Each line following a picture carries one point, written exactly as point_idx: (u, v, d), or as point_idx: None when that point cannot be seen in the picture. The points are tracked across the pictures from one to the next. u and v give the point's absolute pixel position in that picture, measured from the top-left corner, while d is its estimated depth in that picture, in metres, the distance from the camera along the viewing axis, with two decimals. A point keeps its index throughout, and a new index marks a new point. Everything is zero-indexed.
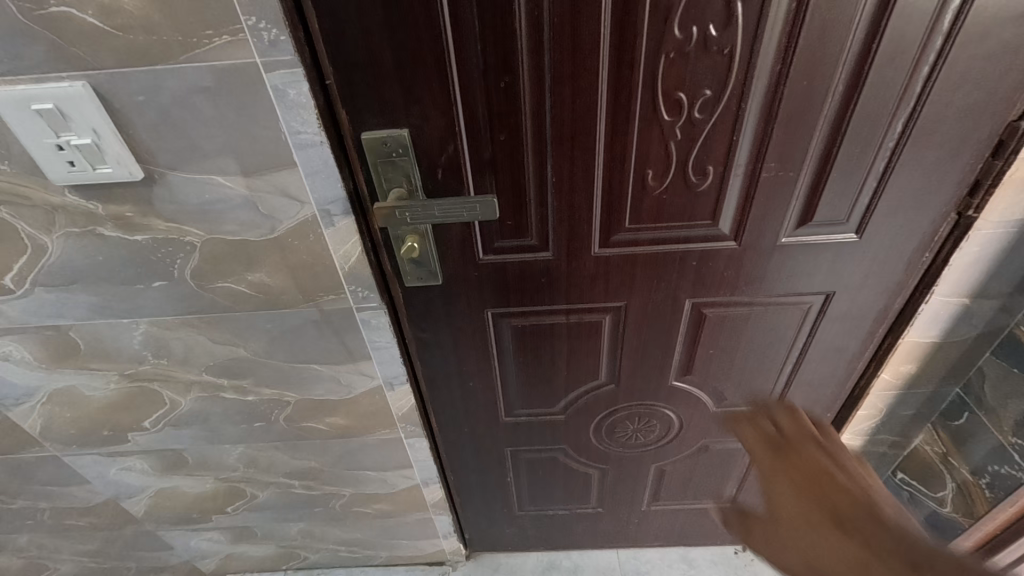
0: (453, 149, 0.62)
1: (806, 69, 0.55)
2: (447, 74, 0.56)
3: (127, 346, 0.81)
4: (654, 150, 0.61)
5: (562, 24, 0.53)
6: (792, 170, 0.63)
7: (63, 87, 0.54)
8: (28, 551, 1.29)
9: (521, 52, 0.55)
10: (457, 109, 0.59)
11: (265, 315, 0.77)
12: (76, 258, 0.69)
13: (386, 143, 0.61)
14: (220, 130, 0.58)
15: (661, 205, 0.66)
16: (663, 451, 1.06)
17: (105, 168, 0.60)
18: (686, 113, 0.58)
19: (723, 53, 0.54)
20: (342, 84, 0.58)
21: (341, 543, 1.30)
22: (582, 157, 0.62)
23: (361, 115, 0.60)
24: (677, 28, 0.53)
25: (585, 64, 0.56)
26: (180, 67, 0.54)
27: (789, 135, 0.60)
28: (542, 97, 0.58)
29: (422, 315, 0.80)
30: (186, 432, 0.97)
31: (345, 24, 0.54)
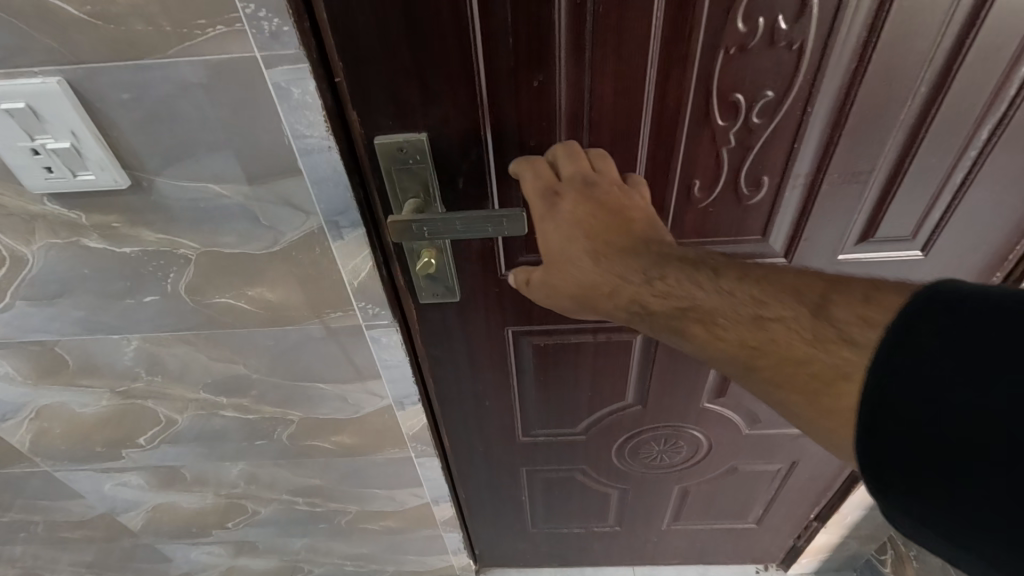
0: (477, 156, 0.55)
1: (885, 68, 0.48)
2: (472, 71, 0.50)
3: (118, 363, 0.75)
4: (704, 160, 0.54)
5: (607, 15, 0.46)
6: (857, 182, 0.56)
7: (36, 84, 0.47)
8: (24, 560, 1.25)
9: (559, 47, 0.48)
10: (482, 111, 0.52)
11: (267, 332, 0.71)
12: (59, 271, 0.63)
13: (402, 148, 0.54)
14: (215, 132, 0.52)
15: (706, 219, 0.59)
16: (689, 472, 1.00)
17: (87, 174, 0.53)
18: (743, 118, 0.51)
19: (791, 49, 0.47)
20: (353, 82, 0.51)
21: (346, 558, 1.25)
22: (621, 166, 0.55)
23: (374, 117, 0.53)
24: (740, 20, 0.46)
25: (631, 62, 0.49)
26: (169, 62, 0.47)
27: (858, 143, 0.53)
28: (579, 97, 0.51)
29: (436, 332, 0.74)
30: (184, 449, 0.92)
31: (355, 14, 0.47)
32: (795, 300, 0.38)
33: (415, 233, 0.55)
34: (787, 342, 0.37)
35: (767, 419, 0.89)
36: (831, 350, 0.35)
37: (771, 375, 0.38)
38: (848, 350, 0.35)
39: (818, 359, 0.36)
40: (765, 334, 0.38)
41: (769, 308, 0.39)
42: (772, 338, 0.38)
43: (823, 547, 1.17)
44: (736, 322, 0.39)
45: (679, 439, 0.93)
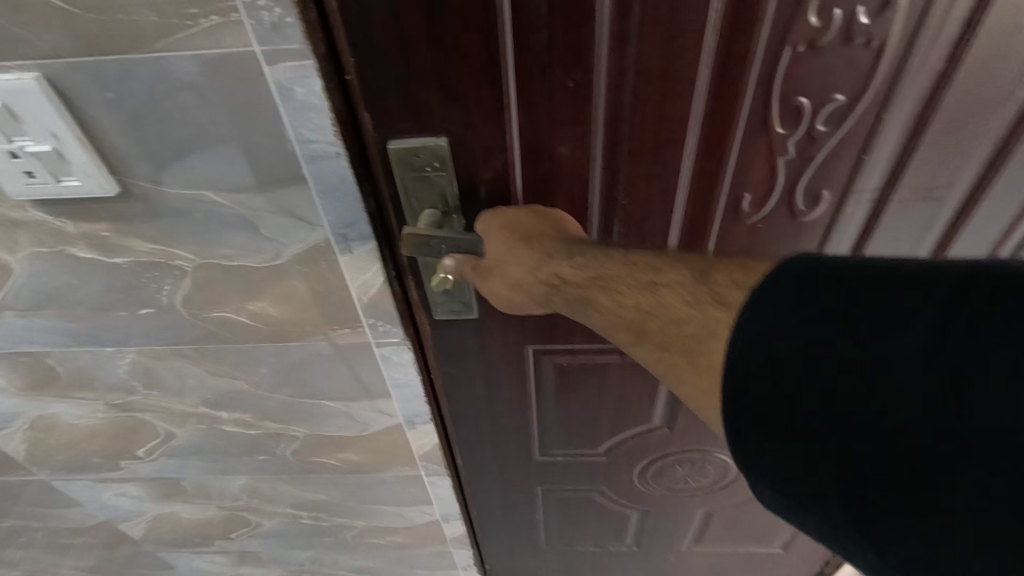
0: (503, 164, 0.49)
1: (978, 70, 0.44)
2: (501, 69, 0.44)
3: (113, 376, 0.71)
4: (760, 171, 0.48)
5: (659, 7, 0.41)
6: (932, 196, 0.51)
7: (11, 80, 0.42)
8: (26, 563, 1.22)
9: (602, 43, 0.42)
10: (511, 115, 0.46)
11: (269, 347, 0.66)
12: (47, 281, 0.58)
13: (419, 154, 0.48)
14: (210, 135, 0.47)
15: (754, 239, 0.53)
16: (716, 495, 0.94)
17: (72, 180, 0.48)
18: (808, 125, 0.46)
19: (870, 46, 0.42)
20: (365, 80, 0.45)
21: (352, 570, 1.21)
22: (663, 178, 0.49)
23: (387, 119, 0.47)
24: (813, 14, 0.41)
25: (682, 60, 0.43)
26: (158, 56, 0.42)
27: (938, 153, 0.48)
28: (620, 101, 0.45)
29: (451, 354, 0.68)
30: (184, 462, 0.87)
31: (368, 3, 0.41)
32: (682, 267, 0.40)
33: (433, 249, 0.50)
34: (673, 306, 0.38)
35: None
36: (707, 312, 0.37)
37: (658, 342, 0.39)
38: (722, 311, 0.36)
39: (699, 319, 0.37)
40: (655, 299, 0.39)
41: (663, 275, 0.40)
42: (660, 302, 0.39)
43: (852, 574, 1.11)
44: (635, 292, 0.41)
45: (705, 463, 0.87)
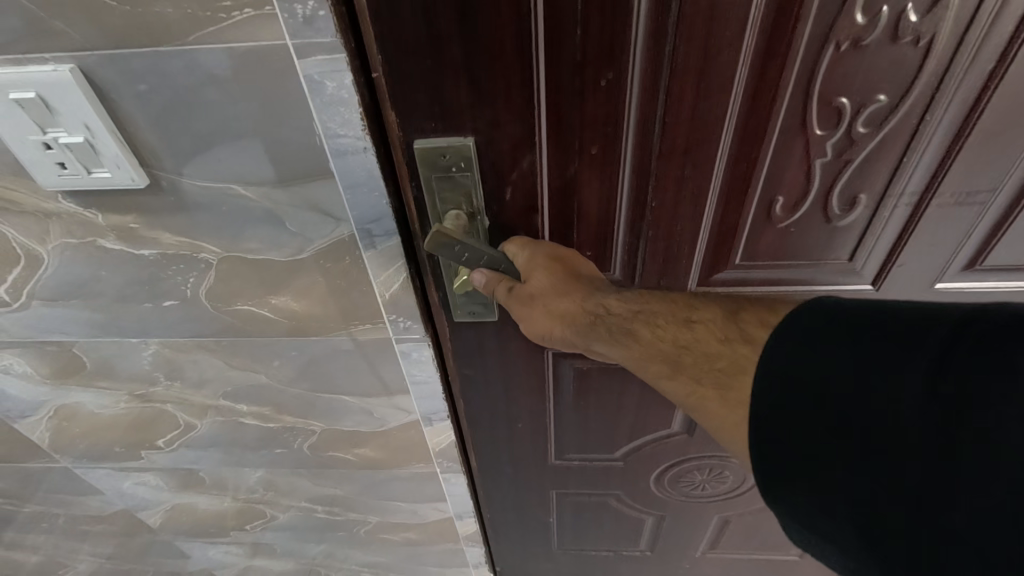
0: (530, 165, 0.49)
1: None
2: (532, 70, 0.44)
3: (136, 367, 0.71)
4: (795, 173, 0.49)
5: (700, 5, 0.40)
6: (975, 202, 0.51)
7: (46, 71, 0.42)
8: (48, 547, 1.25)
9: (637, 44, 0.42)
10: (540, 117, 0.46)
11: (291, 341, 0.66)
12: (75, 271, 0.59)
13: (445, 155, 0.48)
14: (240, 129, 0.47)
15: (785, 239, 0.54)
16: (734, 501, 0.93)
17: (103, 171, 0.49)
18: (848, 126, 0.46)
19: (918, 45, 0.42)
20: (393, 80, 0.45)
21: (364, 564, 1.22)
22: (694, 177, 0.50)
23: (415, 118, 0.47)
24: (859, 11, 0.40)
25: (720, 60, 0.43)
26: (191, 49, 0.42)
27: (983, 157, 0.48)
28: (653, 102, 0.45)
29: (470, 353, 0.68)
30: (202, 453, 0.88)
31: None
32: (716, 308, 0.46)
33: (455, 253, 0.48)
34: (705, 340, 0.44)
35: None
36: (735, 348, 0.43)
37: (692, 371, 0.45)
38: (746, 346, 0.42)
39: (727, 353, 0.43)
40: (690, 334, 0.46)
41: (698, 313, 0.46)
42: (695, 337, 0.45)
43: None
44: (672, 326, 0.47)
45: (725, 471, 0.86)
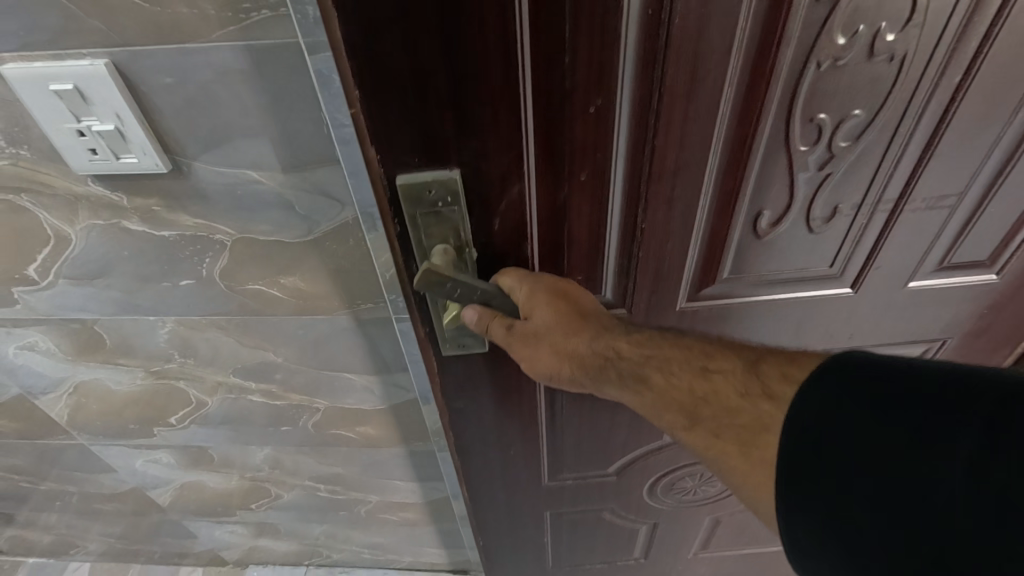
0: (517, 192, 0.51)
1: (991, 88, 0.49)
2: (519, 102, 0.46)
3: (153, 344, 0.76)
4: (781, 186, 0.54)
5: (685, 34, 0.44)
6: (942, 204, 0.58)
7: (83, 65, 0.47)
8: (60, 526, 1.30)
9: (626, 73, 0.45)
10: (526, 146, 0.49)
11: (298, 320, 0.71)
12: (100, 251, 0.64)
13: (431, 190, 0.49)
14: (256, 120, 0.51)
15: (772, 247, 0.59)
16: (723, 503, 0.98)
17: (130, 157, 0.54)
18: (829, 140, 0.51)
19: (892, 62, 0.47)
20: (374, 118, 0.46)
21: (364, 545, 1.27)
22: (683, 195, 0.54)
23: (398, 154, 0.48)
24: (839, 33, 0.45)
25: (705, 84, 0.46)
26: (213, 46, 0.47)
27: (949, 164, 0.54)
28: (643, 126, 0.48)
29: (461, 383, 0.68)
30: (212, 431, 0.93)
31: (384, 37, 0.41)
32: (734, 358, 0.47)
33: (447, 288, 0.50)
34: (726, 394, 0.46)
35: None
36: (755, 404, 0.44)
37: (712, 424, 0.47)
38: (769, 404, 0.43)
39: (747, 409, 0.44)
40: (707, 385, 0.47)
41: (714, 363, 0.48)
42: (713, 389, 0.47)
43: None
44: (688, 375, 0.49)
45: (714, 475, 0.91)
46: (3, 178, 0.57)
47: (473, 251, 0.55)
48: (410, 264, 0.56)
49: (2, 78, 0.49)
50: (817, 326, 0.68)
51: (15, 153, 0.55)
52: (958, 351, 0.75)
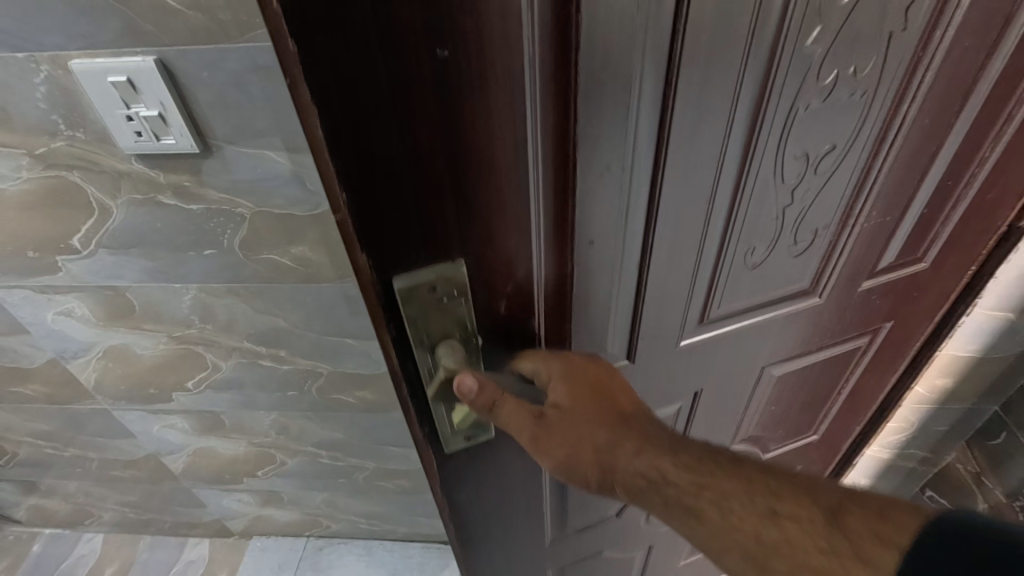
0: (527, 274, 0.43)
1: (932, 109, 0.53)
2: (538, 183, 0.39)
3: (177, 310, 0.86)
4: (759, 221, 0.55)
5: (693, 85, 0.41)
6: (891, 216, 0.62)
7: (137, 60, 0.58)
8: (79, 494, 1.40)
9: (639, 134, 0.42)
10: (540, 226, 0.41)
11: (305, 288, 0.81)
12: (136, 223, 0.74)
13: (435, 289, 0.40)
14: (277, 108, 0.62)
15: (762, 275, 0.60)
16: None
17: (169, 138, 0.64)
18: (809, 171, 0.53)
19: (859, 96, 0.49)
20: (361, 224, 0.35)
21: (361, 515, 1.36)
22: (686, 243, 0.52)
23: (393, 257, 0.38)
24: (820, 75, 0.46)
25: (710, 133, 0.45)
26: (243, 46, 0.57)
27: (898, 181, 0.59)
28: (653, 180, 0.45)
29: (463, 481, 0.58)
30: (225, 396, 1.03)
31: (370, 119, 0.31)
32: (811, 504, 0.39)
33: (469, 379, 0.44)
34: (801, 547, 0.37)
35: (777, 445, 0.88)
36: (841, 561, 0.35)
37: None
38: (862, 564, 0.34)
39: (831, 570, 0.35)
40: (778, 532, 0.38)
41: (783, 503, 0.39)
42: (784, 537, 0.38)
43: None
44: (753, 515, 0.40)
45: None
46: (59, 157, 0.68)
47: (481, 339, 0.46)
48: (409, 367, 0.45)
49: (69, 72, 0.59)
50: (784, 342, 0.70)
51: (72, 135, 0.65)
52: (897, 335, 0.77)
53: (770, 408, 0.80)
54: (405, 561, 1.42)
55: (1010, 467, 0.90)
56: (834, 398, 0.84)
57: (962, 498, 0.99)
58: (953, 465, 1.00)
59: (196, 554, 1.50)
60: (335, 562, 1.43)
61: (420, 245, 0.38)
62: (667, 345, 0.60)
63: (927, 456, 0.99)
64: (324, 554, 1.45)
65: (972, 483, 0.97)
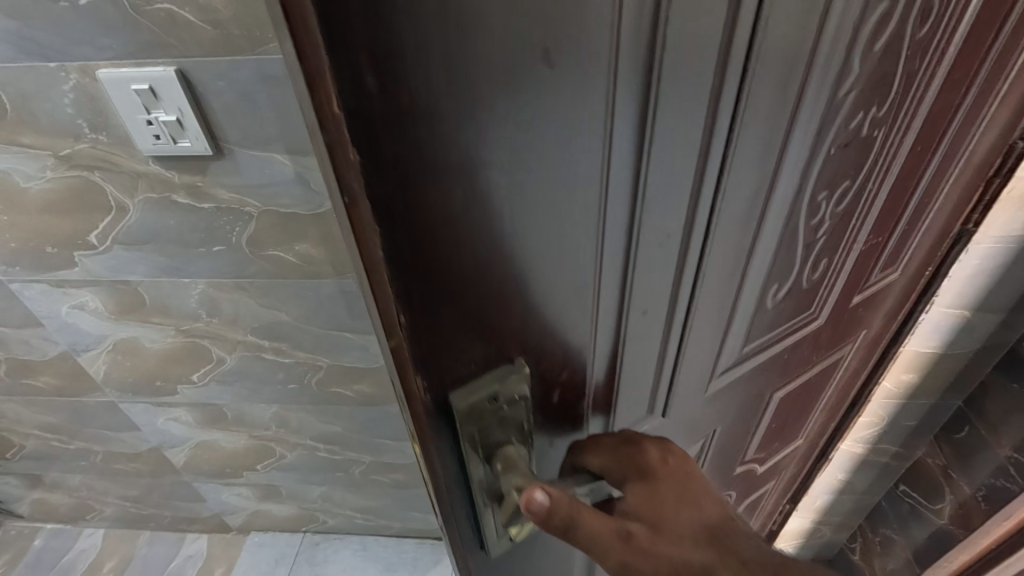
0: (586, 361, 0.38)
1: (930, 130, 0.51)
2: (598, 254, 0.32)
3: (185, 304, 0.91)
4: (784, 263, 0.50)
5: (754, 138, 0.36)
6: (886, 237, 0.59)
7: (159, 70, 0.64)
8: (83, 488, 1.44)
9: (707, 196, 0.36)
10: (598, 307, 0.35)
11: (307, 283, 0.86)
12: (150, 220, 0.79)
13: (496, 399, 0.33)
14: (284, 114, 0.68)
15: (779, 312, 0.56)
16: None
17: (185, 142, 0.70)
18: (831, 207, 0.49)
19: (880, 130, 0.46)
20: (420, 341, 0.28)
21: (357, 510, 1.40)
22: (726, 296, 0.47)
23: (452, 369, 0.31)
24: (852, 113, 0.42)
25: (760, 184, 0.40)
26: (256, 59, 0.63)
27: (898, 205, 0.56)
28: (710, 242, 0.39)
29: None
30: (228, 389, 1.07)
31: (427, 212, 0.24)
32: None
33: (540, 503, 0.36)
34: None
35: (771, 456, 0.88)
36: None
37: None
38: None
39: None
40: None
41: None
42: None
43: (800, 532, 1.23)
44: None
45: None
46: (82, 158, 0.73)
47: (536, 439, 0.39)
48: (458, 491, 0.37)
49: (96, 80, 0.65)
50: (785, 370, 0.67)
51: (95, 138, 0.71)
52: (869, 338, 0.78)
53: (770, 429, 0.77)
54: (400, 556, 1.46)
55: (974, 462, 0.91)
56: (818, 405, 0.85)
57: (932, 493, 1.01)
58: (924, 460, 1.02)
59: (194, 548, 1.53)
60: (330, 557, 1.47)
61: (475, 348, 0.31)
62: (695, 391, 0.54)
63: (899, 450, 1.03)
64: (320, 549, 1.48)
65: (939, 475, 0.99)
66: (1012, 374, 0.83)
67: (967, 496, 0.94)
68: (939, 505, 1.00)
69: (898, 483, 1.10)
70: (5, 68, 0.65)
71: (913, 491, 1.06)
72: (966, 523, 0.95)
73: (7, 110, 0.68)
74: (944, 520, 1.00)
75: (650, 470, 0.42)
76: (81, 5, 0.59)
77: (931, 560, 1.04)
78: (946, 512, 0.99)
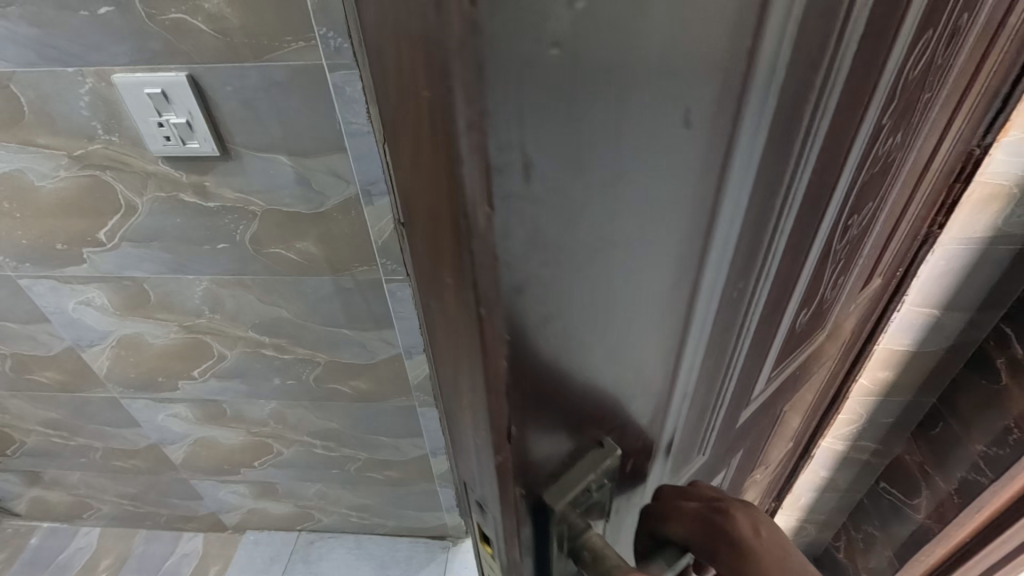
0: (657, 426, 0.35)
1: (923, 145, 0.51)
2: (683, 320, 0.29)
3: (189, 300, 0.95)
4: (812, 292, 0.48)
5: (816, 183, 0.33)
6: (878, 247, 0.60)
7: (171, 76, 0.68)
8: (82, 485, 1.46)
9: (773, 248, 0.33)
10: (675, 373, 0.33)
11: (307, 281, 0.90)
12: (158, 218, 0.83)
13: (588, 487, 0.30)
14: (289, 119, 0.72)
15: (798, 338, 0.54)
16: None
17: (194, 143, 0.74)
18: (853, 232, 0.48)
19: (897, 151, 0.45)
20: (526, 441, 0.25)
21: (352, 508, 1.42)
22: (767, 335, 0.44)
23: (549, 464, 0.27)
24: (884, 139, 0.40)
25: (811, 225, 0.37)
26: (263, 66, 0.67)
27: (890, 217, 0.57)
28: (764, 289, 0.37)
29: None
30: (228, 385, 1.10)
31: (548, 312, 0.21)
32: None
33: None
34: None
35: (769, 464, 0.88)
36: None
37: None
38: None
39: None
40: None
41: None
42: None
43: (786, 530, 1.27)
44: None
45: None
46: (94, 158, 0.77)
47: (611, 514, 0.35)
48: None
49: (111, 84, 0.69)
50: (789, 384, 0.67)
51: (108, 139, 0.75)
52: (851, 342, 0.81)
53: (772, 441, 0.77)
54: (394, 555, 1.47)
55: (950, 459, 0.94)
56: (807, 408, 0.87)
57: (909, 488, 1.05)
58: (903, 456, 1.05)
59: (190, 547, 1.55)
60: (325, 555, 1.48)
61: (568, 435, 0.27)
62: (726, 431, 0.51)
63: (878, 448, 1.06)
64: (315, 547, 1.50)
65: (917, 471, 1.02)
66: (981, 372, 0.87)
67: (942, 490, 0.97)
68: (916, 500, 1.03)
69: (878, 479, 1.12)
70: (25, 72, 0.69)
71: (892, 487, 1.09)
72: (942, 516, 0.98)
73: (26, 112, 0.72)
74: (922, 514, 1.02)
75: (740, 542, 0.37)
76: (100, 15, 0.64)
77: (909, 555, 1.06)
78: (923, 507, 1.02)
